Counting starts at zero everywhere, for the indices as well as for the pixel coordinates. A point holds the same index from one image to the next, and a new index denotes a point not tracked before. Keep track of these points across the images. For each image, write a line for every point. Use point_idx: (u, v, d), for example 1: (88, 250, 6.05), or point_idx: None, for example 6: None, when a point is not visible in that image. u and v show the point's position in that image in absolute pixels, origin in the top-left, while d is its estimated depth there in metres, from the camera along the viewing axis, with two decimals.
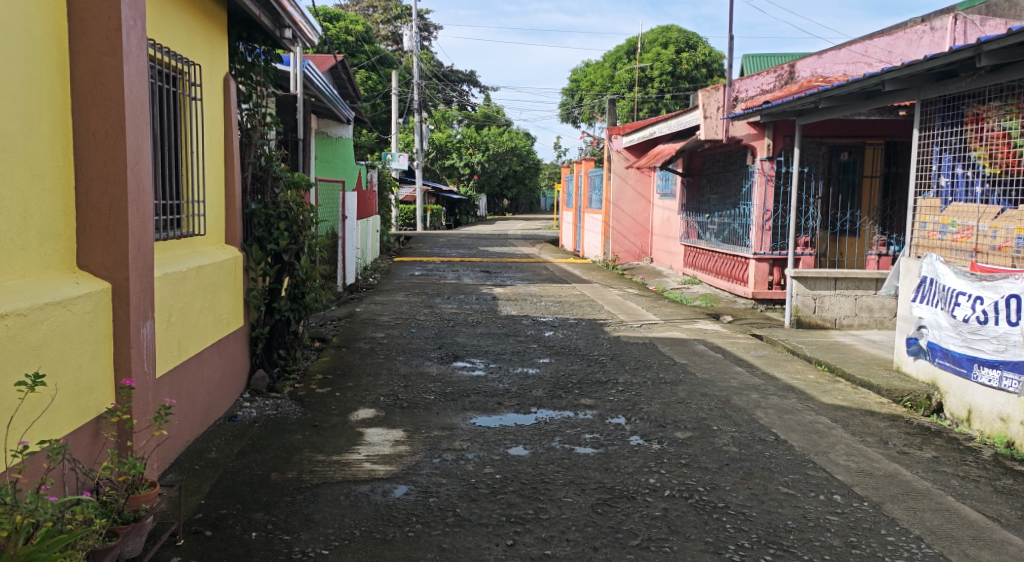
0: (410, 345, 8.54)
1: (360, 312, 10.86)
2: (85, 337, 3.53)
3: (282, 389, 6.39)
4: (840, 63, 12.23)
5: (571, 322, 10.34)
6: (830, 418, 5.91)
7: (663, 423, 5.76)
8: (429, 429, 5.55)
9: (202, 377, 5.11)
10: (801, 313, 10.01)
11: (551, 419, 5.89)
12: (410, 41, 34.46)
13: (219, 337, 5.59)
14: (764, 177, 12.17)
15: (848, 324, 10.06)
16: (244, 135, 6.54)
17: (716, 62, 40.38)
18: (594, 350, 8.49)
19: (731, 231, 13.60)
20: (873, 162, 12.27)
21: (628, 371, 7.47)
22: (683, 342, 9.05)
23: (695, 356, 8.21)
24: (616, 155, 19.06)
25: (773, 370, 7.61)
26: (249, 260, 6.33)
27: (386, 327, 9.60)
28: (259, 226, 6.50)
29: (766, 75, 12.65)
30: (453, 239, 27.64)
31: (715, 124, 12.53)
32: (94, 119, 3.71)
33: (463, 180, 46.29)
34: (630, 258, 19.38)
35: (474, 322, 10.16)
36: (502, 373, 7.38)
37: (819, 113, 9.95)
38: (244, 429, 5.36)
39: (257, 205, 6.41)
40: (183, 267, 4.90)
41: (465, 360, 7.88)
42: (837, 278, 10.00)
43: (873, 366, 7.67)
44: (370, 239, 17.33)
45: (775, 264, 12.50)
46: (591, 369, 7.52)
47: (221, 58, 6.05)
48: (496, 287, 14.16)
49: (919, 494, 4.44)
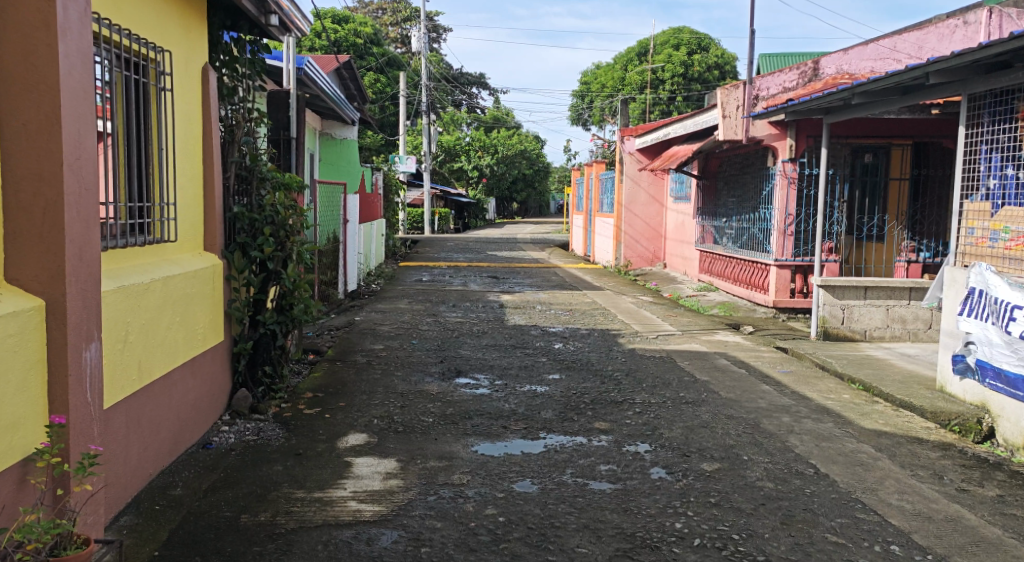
0: (411, 358, 7.96)
1: (360, 322, 10.29)
2: (8, 365, 2.97)
3: (266, 410, 5.81)
4: (867, 59, 11.56)
5: (583, 332, 9.75)
6: (874, 447, 5.30)
7: (688, 452, 5.16)
8: (425, 459, 4.96)
9: (168, 402, 4.53)
10: (828, 324, 9.42)
11: (562, 447, 5.29)
12: (419, 43, 34.07)
13: (193, 356, 5.01)
14: (786, 180, 11.59)
15: (878, 337, 9.43)
16: (226, 131, 5.97)
17: (728, 64, 39.76)
18: (607, 365, 7.89)
19: (750, 236, 12.98)
20: (901, 164, 11.63)
21: (646, 389, 6.86)
22: (702, 356, 8.43)
23: (717, 372, 7.60)
24: (629, 157, 18.44)
25: (803, 388, 6.99)
26: (230, 268, 5.76)
27: (386, 338, 9.02)
28: (242, 231, 5.94)
29: (788, 71, 11.96)
30: (461, 242, 27.11)
31: (734, 124, 11.93)
32: (23, 106, 3.14)
33: (472, 183, 45.68)
34: (642, 264, 18.77)
35: (480, 333, 9.56)
36: (509, 391, 6.78)
37: (850, 111, 9.32)
38: (218, 459, 4.78)
39: (240, 208, 5.83)
40: (146, 278, 4.33)
41: (468, 376, 7.28)
42: (867, 287, 9.36)
43: (913, 385, 7.04)
44: (374, 243, 16.78)
45: (798, 271, 11.89)
46: (605, 387, 6.92)
47: (200, 46, 5.47)
48: (503, 294, 13.60)
49: (992, 547, 3.84)
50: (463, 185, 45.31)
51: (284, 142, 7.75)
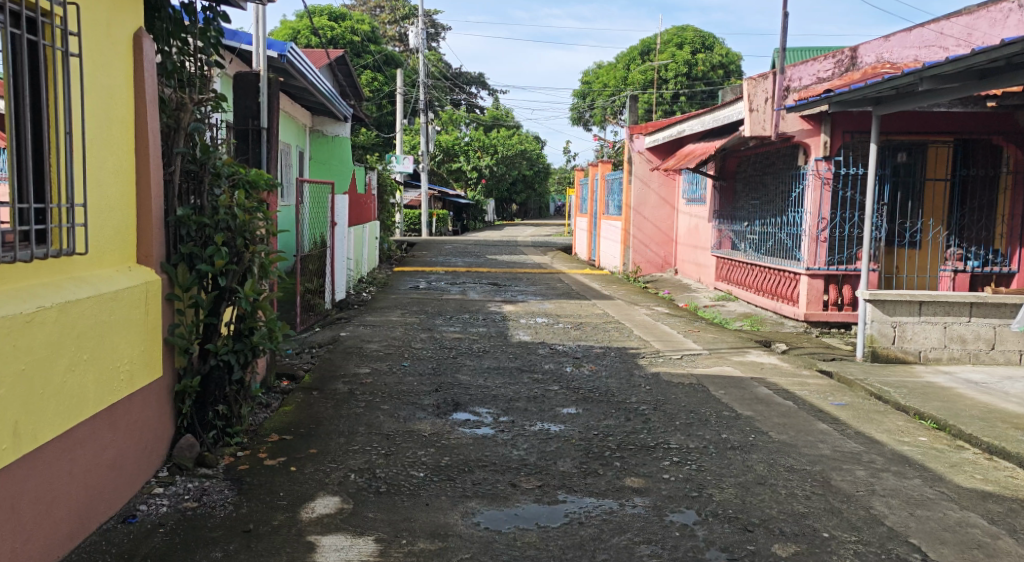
0: (401, 386, 6.83)
1: (345, 338, 9.15)
2: None
3: (216, 463, 4.65)
4: (911, 46, 10.41)
5: (598, 352, 8.60)
6: (984, 517, 4.20)
7: (749, 525, 4.04)
8: (412, 538, 3.83)
9: (65, 468, 3.46)
10: (876, 344, 8.29)
11: (587, 517, 4.14)
12: (416, 39, 32.90)
13: (113, 402, 3.89)
14: (820, 180, 10.51)
15: (935, 359, 8.30)
16: (168, 115, 4.82)
17: (733, 63, 38.63)
18: (629, 395, 6.74)
19: (776, 241, 11.85)
20: (937, 164, 10.55)
21: (681, 430, 5.73)
22: (738, 382, 7.29)
23: (761, 404, 6.47)
24: (639, 157, 17.32)
25: (868, 428, 5.86)
26: (173, 285, 4.63)
27: (373, 360, 7.85)
28: (189, 239, 4.77)
29: (822, 60, 10.74)
30: (459, 245, 26.00)
31: (762, 119, 10.67)
32: None
33: (471, 184, 43.99)
34: (652, 270, 17.66)
35: (481, 352, 8.41)
36: (517, 432, 5.63)
37: (906, 101, 8.20)
38: (140, 543, 3.66)
39: (185, 210, 4.67)
40: (30, 307, 3.25)
41: (468, 411, 6.13)
42: (921, 302, 8.25)
43: (998, 424, 5.92)
44: (366, 248, 15.64)
45: (831, 281, 10.76)
46: (631, 427, 5.78)
47: (133, 5, 4.35)
48: (506, 304, 12.44)
49: None
50: (461, 185, 44.20)
51: (252, 133, 6.63)
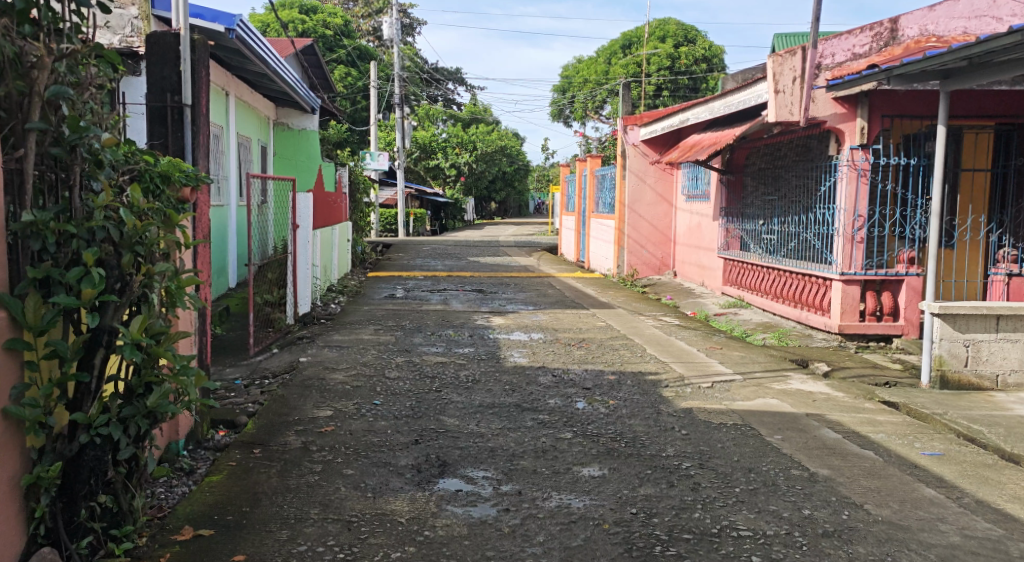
0: (372, 438, 5.32)
1: (305, 365, 7.61)
2: None
3: None
4: (959, 16, 8.93)
5: (611, 380, 7.12)
6: None
7: None
8: None
9: None
10: (946, 368, 6.88)
11: None
12: (390, 29, 31.32)
13: None
14: (856, 172, 9.16)
15: (1016, 385, 6.90)
16: (17, 75, 3.29)
17: (717, 57, 37.25)
18: (664, 446, 5.27)
19: (800, 242, 10.41)
20: (979, 154, 9.05)
21: (746, 503, 4.26)
22: (793, 421, 5.85)
23: (835, 456, 5.04)
24: (633, 150, 15.89)
25: (992, 493, 4.44)
26: (20, 328, 3.11)
27: (336, 398, 6.29)
28: (50, 258, 3.26)
29: (858, 32, 9.21)
30: (440, 246, 24.45)
31: (789, 102, 9.26)
32: None
33: (450, 182, 42.41)
34: (649, 272, 16.28)
35: (470, 383, 6.90)
36: (525, 511, 4.16)
37: (980, 74, 6.77)
38: None
39: (38, 214, 3.14)
40: None
41: (459, 476, 4.65)
42: (1000, 316, 6.86)
43: None
44: (336, 252, 14.08)
45: (869, 287, 9.32)
46: (676, 501, 4.31)
47: None
48: (494, 315, 10.95)
49: None
50: (440, 183, 42.57)
51: (172, 111, 5.23)
